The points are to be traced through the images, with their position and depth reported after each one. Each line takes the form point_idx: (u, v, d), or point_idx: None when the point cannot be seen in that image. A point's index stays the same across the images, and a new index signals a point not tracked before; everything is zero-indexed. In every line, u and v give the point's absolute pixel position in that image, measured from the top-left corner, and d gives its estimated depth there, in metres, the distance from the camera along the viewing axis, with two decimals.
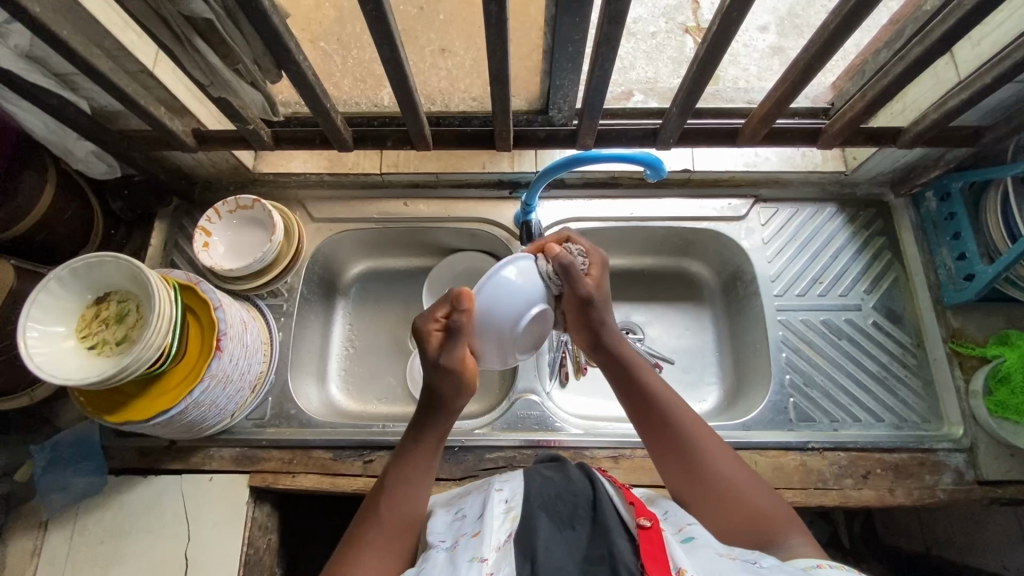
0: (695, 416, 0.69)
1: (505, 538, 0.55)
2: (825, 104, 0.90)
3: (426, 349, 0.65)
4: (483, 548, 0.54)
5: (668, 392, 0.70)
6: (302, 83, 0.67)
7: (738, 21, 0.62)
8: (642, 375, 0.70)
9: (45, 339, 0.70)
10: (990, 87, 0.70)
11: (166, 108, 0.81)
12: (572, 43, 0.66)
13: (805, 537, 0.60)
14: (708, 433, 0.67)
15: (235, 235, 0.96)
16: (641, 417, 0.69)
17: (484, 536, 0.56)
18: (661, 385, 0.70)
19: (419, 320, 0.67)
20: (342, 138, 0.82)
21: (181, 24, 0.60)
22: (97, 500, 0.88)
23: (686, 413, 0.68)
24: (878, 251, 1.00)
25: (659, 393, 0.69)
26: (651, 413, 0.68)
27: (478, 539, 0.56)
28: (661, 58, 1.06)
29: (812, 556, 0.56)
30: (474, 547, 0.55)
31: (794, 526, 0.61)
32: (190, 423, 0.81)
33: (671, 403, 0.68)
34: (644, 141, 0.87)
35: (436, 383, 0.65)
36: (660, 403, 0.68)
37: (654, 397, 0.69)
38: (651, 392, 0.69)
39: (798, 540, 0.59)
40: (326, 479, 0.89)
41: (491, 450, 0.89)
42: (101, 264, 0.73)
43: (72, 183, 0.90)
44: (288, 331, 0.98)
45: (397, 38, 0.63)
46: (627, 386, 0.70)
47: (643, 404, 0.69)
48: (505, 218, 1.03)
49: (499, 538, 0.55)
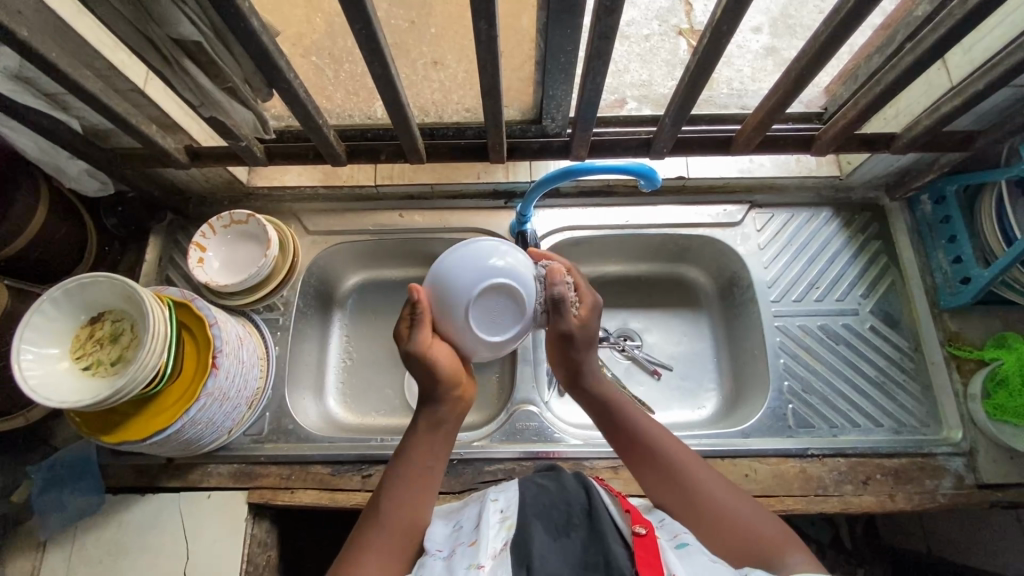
0: (680, 444, 0.69)
1: (500, 546, 0.55)
2: (819, 109, 0.91)
3: (399, 347, 0.68)
4: (480, 555, 0.54)
5: (651, 420, 0.70)
6: (294, 100, 0.67)
7: (729, 34, 0.62)
8: (622, 404, 0.71)
9: (40, 361, 0.70)
10: (982, 94, 0.70)
11: (158, 125, 0.81)
12: (564, 54, 0.66)
13: (805, 554, 0.58)
14: (695, 460, 0.67)
15: (230, 250, 0.95)
16: (623, 448, 0.69)
17: (480, 544, 0.56)
18: (640, 415, 0.70)
19: (394, 329, 0.71)
20: (335, 152, 0.82)
21: (169, 46, 0.60)
22: (94, 520, 0.87)
23: (669, 438, 0.69)
24: (874, 255, 1.00)
25: (641, 421, 0.70)
26: (633, 442, 0.69)
27: (473, 547, 0.56)
28: (655, 60, 1.06)
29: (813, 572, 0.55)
30: (471, 554, 0.55)
31: (791, 541, 0.59)
32: (187, 441, 0.81)
33: (652, 430, 0.69)
34: (639, 150, 0.87)
35: (420, 378, 0.67)
36: (642, 432, 0.69)
37: (635, 424, 0.69)
38: (631, 420, 0.70)
39: (797, 556, 0.57)
40: (325, 494, 0.88)
41: (490, 462, 0.89)
42: (94, 283, 0.73)
43: (64, 201, 0.89)
44: (286, 346, 0.98)
45: (388, 55, 0.63)
46: (606, 416, 0.71)
47: (624, 431, 0.69)
48: (501, 228, 1.03)
49: (495, 546, 0.55)
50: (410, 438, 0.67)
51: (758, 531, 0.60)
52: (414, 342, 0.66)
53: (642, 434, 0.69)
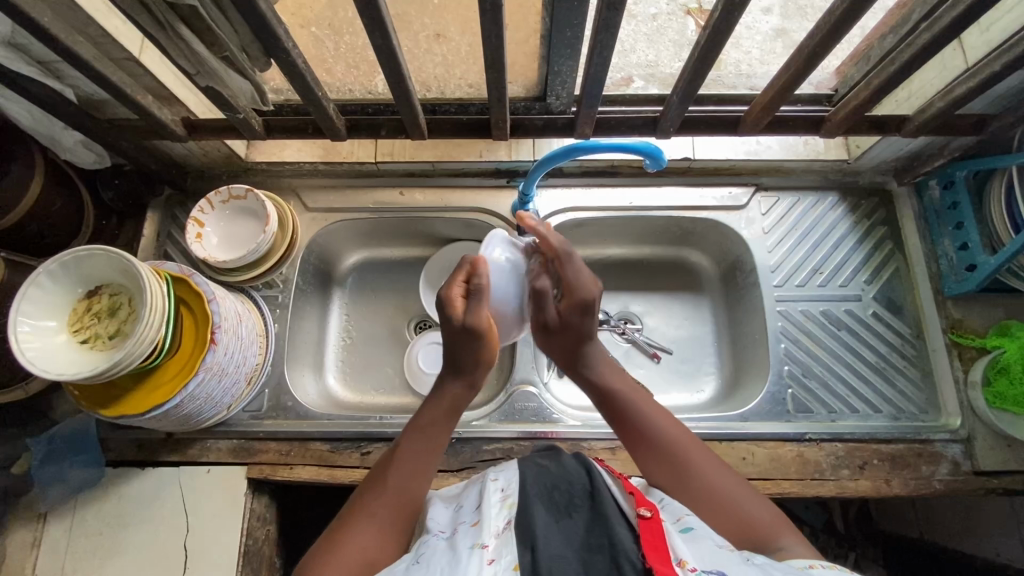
0: (678, 426, 0.69)
1: (503, 525, 0.55)
2: (829, 91, 0.90)
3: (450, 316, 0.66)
4: (483, 535, 0.54)
5: (651, 405, 0.70)
6: (292, 71, 0.65)
7: (742, 7, 0.59)
8: (621, 387, 0.71)
9: (37, 334, 0.69)
10: (998, 76, 0.68)
11: (154, 96, 0.79)
12: (570, 28, 0.64)
13: (798, 538, 0.59)
14: (690, 441, 0.67)
15: (229, 225, 0.94)
16: (621, 427, 0.70)
17: (482, 524, 0.55)
18: (639, 395, 0.71)
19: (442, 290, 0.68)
20: (335, 127, 0.80)
21: (163, 12, 0.58)
22: (94, 493, 0.88)
23: (668, 421, 0.69)
24: (879, 241, 0.99)
25: (639, 403, 0.70)
26: (633, 425, 0.69)
27: (476, 528, 0.56)
28: (662, 40, 1.02)
29: (803, 556, 0.55)
30: (474, 534, 0.55)
31: (783, 526, 0.60)
32: (186, 416, 0.81)
33: (653, 413, 0.69)
34: (644, 130, 0.86)
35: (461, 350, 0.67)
36: (645, 414, 0.69)
37: (634, 404, 0.70)
38: (629, 401, 0.70)
39: (788, 540, 0.58)
40: (324, 471, 0.89)
41: (488, 442, 0.89)
42: (91, 257, 0.72)
43: (60, 174, 0.88)
44: (284, 323, 0.97)
45: (389, 25, 0.61)
46: (607, 401, 0.71)
47: (624, 414, 0.70)
48: (502, 208, 1.02)
49: (497, 525, 0.55)
50: (428, 411, 0.69)
51: (754, 516, 0.61)
52: (472, 315, 0.66)
53: (639, 415, 0.69)
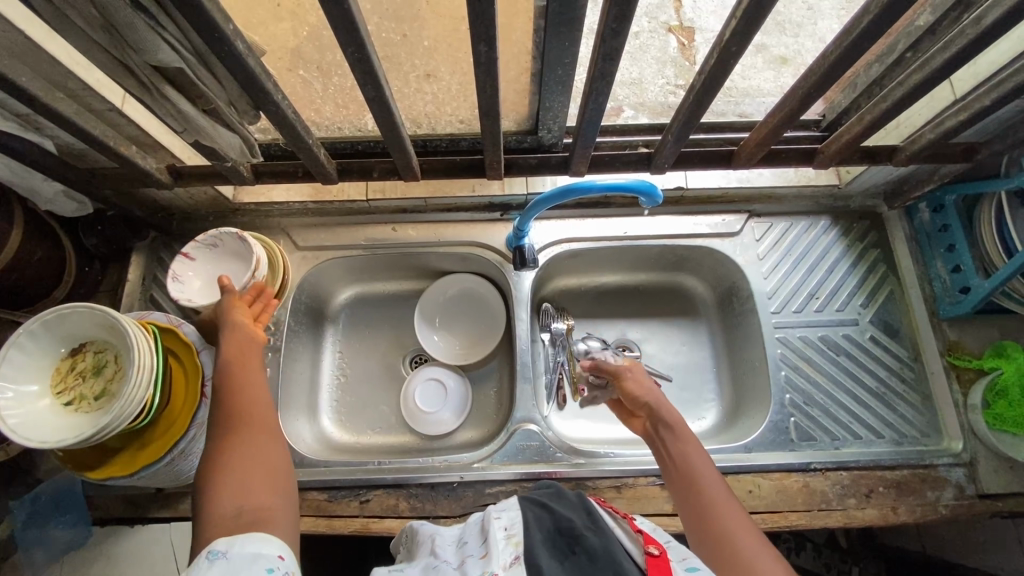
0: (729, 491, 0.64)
1: (511, 560, 0.54)
2: (817, 116, 0.92)
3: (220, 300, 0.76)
4: (493, 565, 0.54)
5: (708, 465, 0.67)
6: (282, 122, 0.64)
7: (737, 55, 0.58)
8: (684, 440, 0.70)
9: (19, 399, 0.66)
10: (988, 110, 0.68)
11: (137, 145, 0.77)
12: (562, 67, 0.63)
13: None
14: (732, 504, 0.62)
15: (214, 267, 0.90)
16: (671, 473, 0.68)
17: (490, 556, 0.55)
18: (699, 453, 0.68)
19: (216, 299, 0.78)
20: (326, 172, 0.78)
21: (148, 72, 0.56)
22: (82, 555, 0.84)
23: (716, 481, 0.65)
24: (872, 264, 0.99)
25: (695, 458, 0.67)
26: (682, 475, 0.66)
27: (484, 560, 0.55)
28: (645, 58, 1.07)
29: None
30: (482, 565, 0.54)
31: None
32: (176, 473, 0.78)
33: (705, 469, 0.66)
34: (638, 165, 0.85)
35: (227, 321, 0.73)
36: (693, 463, 0.67)
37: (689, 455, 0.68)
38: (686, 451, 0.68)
39: None
40: (321, 522, 0.85)
41: (491, 485, 0.87)
42: (75, 314, 0.69)
43: (40, 224, 0.85)
44: (275, 367, 0.94)
45: (382, 78, 0.60)
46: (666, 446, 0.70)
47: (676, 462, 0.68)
48: (497, 241, 1.01)
49: (505, 558, 0.54)
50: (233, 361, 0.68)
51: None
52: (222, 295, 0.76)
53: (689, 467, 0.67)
